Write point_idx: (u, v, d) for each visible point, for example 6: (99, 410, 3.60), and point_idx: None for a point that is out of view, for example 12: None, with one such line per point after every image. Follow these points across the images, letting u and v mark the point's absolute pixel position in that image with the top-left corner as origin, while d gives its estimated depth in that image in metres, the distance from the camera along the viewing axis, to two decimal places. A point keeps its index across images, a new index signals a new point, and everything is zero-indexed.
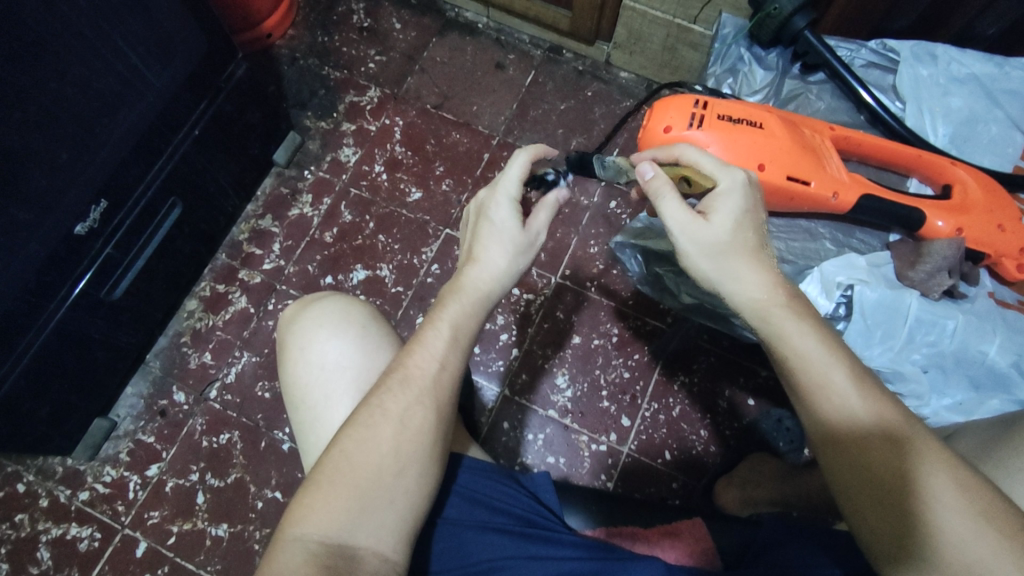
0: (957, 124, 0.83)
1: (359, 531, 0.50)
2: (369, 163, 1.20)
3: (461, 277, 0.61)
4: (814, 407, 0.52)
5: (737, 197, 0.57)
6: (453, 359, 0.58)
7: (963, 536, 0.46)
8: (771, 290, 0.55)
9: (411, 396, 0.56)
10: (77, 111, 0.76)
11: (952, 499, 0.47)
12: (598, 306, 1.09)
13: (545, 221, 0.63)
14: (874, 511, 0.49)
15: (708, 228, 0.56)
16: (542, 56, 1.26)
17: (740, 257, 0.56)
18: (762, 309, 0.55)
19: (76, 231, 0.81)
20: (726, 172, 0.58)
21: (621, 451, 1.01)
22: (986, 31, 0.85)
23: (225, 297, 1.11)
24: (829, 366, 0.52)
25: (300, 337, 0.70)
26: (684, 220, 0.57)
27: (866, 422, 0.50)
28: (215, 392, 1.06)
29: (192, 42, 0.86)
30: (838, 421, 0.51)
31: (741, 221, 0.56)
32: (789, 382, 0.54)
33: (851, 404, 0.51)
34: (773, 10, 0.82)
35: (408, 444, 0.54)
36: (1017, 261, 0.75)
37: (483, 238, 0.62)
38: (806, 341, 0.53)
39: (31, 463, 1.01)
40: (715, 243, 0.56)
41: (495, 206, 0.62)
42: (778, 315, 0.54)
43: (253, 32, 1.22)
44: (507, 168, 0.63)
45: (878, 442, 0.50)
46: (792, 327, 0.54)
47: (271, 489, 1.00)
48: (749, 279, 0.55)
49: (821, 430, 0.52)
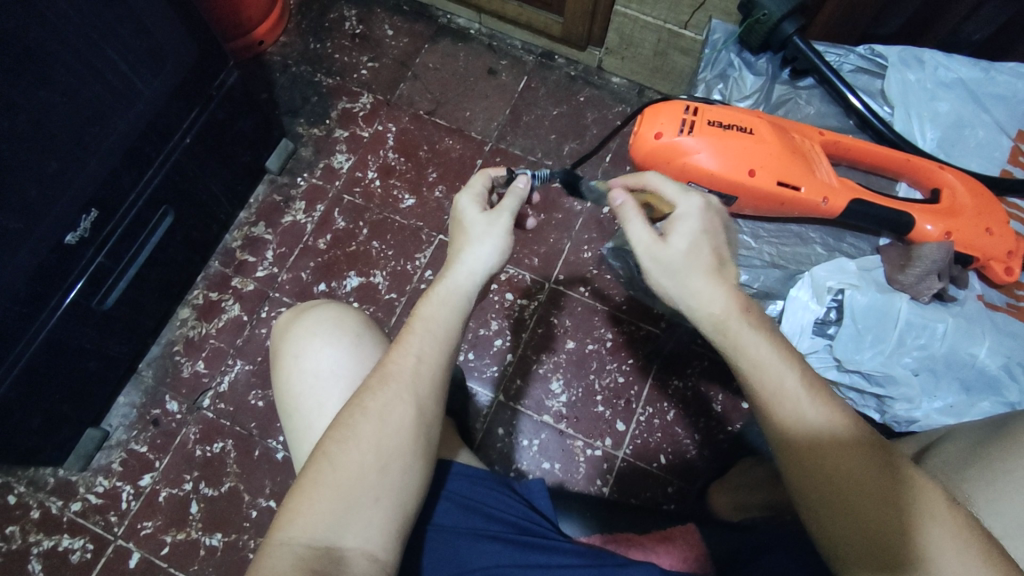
0: (944, 128, 0.84)
1: (345, 531, 0.50)
2: (362, 170, 1.20)
3: (442, 279, 0.61)
4: (780, 424, 0.51)
5: (693, 216, 0.58)
6: (430, 351, 0.57)
7: (945, 555, 0.45)
8: (732, 307, 0.55)
9: (390, 391, 0.55)
10: (65, 119, 0.76)
11: (931, 516, 0.46)
12: (592, 310, 1.09)
13: (511, 206, 0.65)
14: (849, 533, 0.47)
15: (665, 250, 0.57)
16: (534, 62, 1.27)
17: (698, 275, 0.56)
18: (719, 322, 0.55)
19: (66, 240, 0.81)
20: (683, 198, 0.59)
21: (616, 456, 1.01)
22: (971, 36, 0.86)
23: (218, 305, 1.11)
24: (793, 380, 0.51)
25: (295, 345, 0.70)
26: (646, 241, 0.58)
27: (835, 437, 0.50)
28: (208, 401, 1.05)
29: (182, 50, 0.86)
30: (805, 436, 0.50)
31: (697, 244, 0.57)
32: (755, 397, 0.53)
33: (819, 420, 0.50)
34: (762, 16, 0.83)
35: (388, 440, 0.53)
36: (1006, 264, 0.75)
37: (467, 228, 0.64)
38: (767, 356, 0.52)
39: (22, 475, 1.00)
40: (676, 261, 0.57)
41: (463, 205, 0.65)
42: (736, 327, 0.54)
43: (244, 39, 1.22)
44: (470, 179, 0.68)
45: (848, 458, 0.49)
46: (756, 341, 0.53)
47: (265, 498, 0.99)
48: (706, 294, 0.55)
49: (790, 448, 0.51)
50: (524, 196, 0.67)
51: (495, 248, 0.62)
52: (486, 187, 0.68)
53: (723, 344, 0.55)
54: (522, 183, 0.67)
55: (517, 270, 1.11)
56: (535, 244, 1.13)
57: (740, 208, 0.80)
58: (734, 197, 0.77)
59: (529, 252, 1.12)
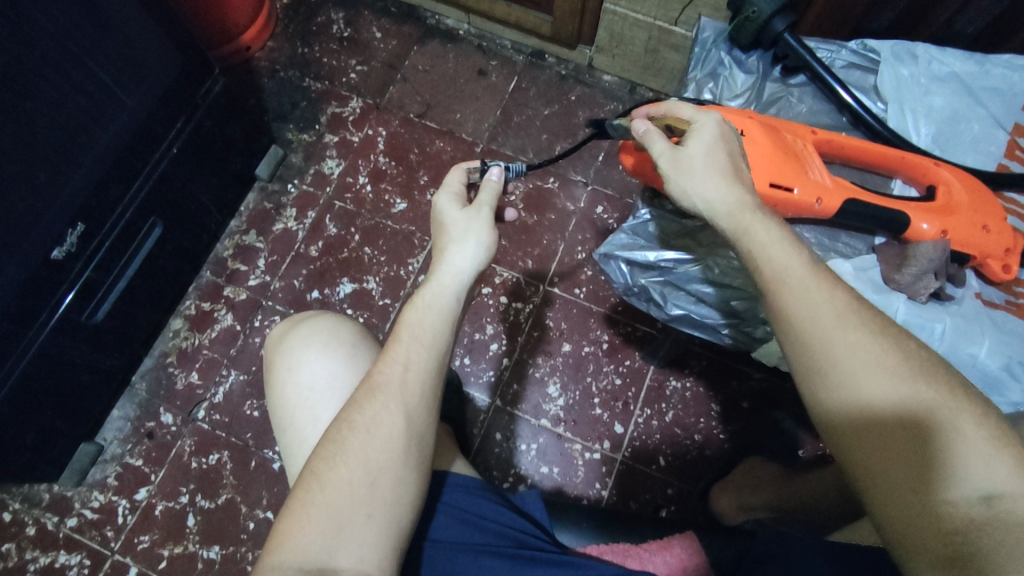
0: (939, 123, 0.82)
1: (338, 551, 0.49)
2: (353, 175, 1.19)
3: (425, 288, 0.60)
4: (797, 322, 0.51)
5: (711, 124, 0.60)
6: (416, 358, 0.56)
7: (971, 457, 0.45)
8: (746, 201, 0.57)
9: (377, 404, 0.54)
10: (49, 133, 0.74)
11: (958, 419, 0.46)
12: (588, 312, 1.08)
13: (490, 200, 0.64)
14: (875, 446, 0.47)
15: (684, 153, 0.60)
16: (524, 62, 1.25)
17: (713, 173, 0.58)
18: (733, 211, 0.56)
19: (53, 255, 0.79)
20: (701, 115, 0.62)
21: (615, 459, 1.00)
22: (965, 29, 0.84)
23: (211, 315, 1.10)
24: (813, 288, 0.51)
25: (288, 357, 0.69)
26: (666, 151, 0.61)
27: (861, 347, 0.49)
28: (203, 412, 1.04)
29: (165, 59, 0.84)
30: (828, 349, 0.49)
31: (712, 149, 0.59)
32: (775, 309, 0.52)
33: (844, 331, 0.49)
34: (751, 13, 0.82)
35: (376, 455, 0.52)
36: (1002, 261, 0.74)
37: (449, 230, 0.62)
38: (780, 249, 0.54)
39: (17, 491, 0.99)
40: (693, 161, 0.59)
41: (443, 205, 0.65)
42: (750, 216, 0.56)
43: (230, 45, 1.21)
44: (445, 177, 0.68)
45: (876, 368, 0.48)
46: (775, 249, 0.53)
47: (263, 509, 0.99)
48: (718, 190, 0.57)
49: (816, 362, 0.50)
50: (500, 187, 0.66)
51: (479, 243, 0.61)
52: (463, 183, 0.67)
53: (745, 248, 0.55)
54: (495, 175, 0.66)
55: (511, 273, 1.10)
56: (529, 246, 1.12)
57: None
58: None
59: (523, 254, 1.12)
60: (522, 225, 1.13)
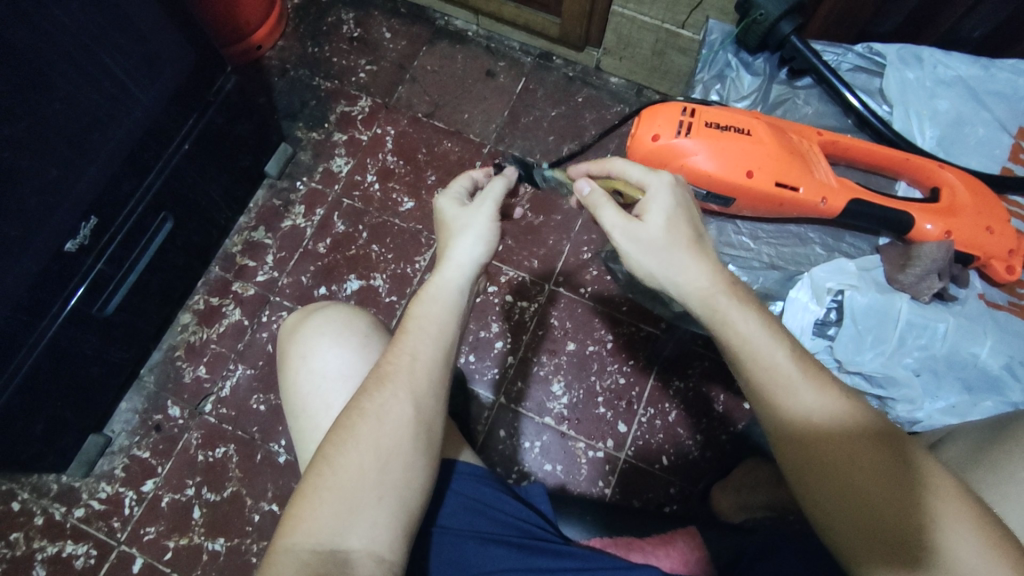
0: (944, 126, 0.84)
1: (350, 533, 0.49)
2: (361, 173, 1.20)
3: (432, 278, 0.61)
4: (780, 409, 0.50)
5: (662, 192, 0.58)
6: (424, 348, 0.57)
7: (958, 544, 0.44)
8: (718, 287, 0.54)
9: (386, 391, 0.55)
10: (64, 128, 0.76)
11: (948, 518, 0.45)
12: (592, 312, 1.09)
13: (494, 196, 0.65)
14: (879, 559, 0.45)
15: (645, 232, 0.57)
16: (532, 63, 1.27)
17: (681, 252, 0.56)
18: (707, 298, 0.54)
19: (66, 248, 0.80)
20: (652, 178, 0.59)
21: (618, 457, 1.01)
22: (971, 33, 0.85)
23: (219, 310, 1.11)
24: (797, 378, 0.50)
25: (302, 345, 0.70)
26: (620, 223, 0.58)
27: (852, 443, 0.47)
28: (210, 406, 1.05)
29: (178, 56, 0.86)
30: (818, 438, 0.48)
31: (672, 222, 0.56)
32: (756, 395, 0.51)
33: (833, 423, 0.48)
34: (759, 16, 0.83)
35: (387, 440, 0.53)
36: (1006, 262, 0.75)
37: (457, 224, 0.63)
38: (756, 331, 0.52)
39: (25, 481, 1.00)
40: (653, 239, 0.56)
41: (443, 206, 0.66)
42: (723, 302, 0.54)
43: (242, 43, 1.22)
44: (452, 182, 0.69)
45: (865, 461, 0.47)
46: (761, 343, 0.51)
47: (268, 502, 1.00)
48: (693, 270, 0.55)
49: (802, 459, 0.49)
50: (508, 186, 0.67)
51: (479, 237, 0.62)
52: (468, 188, 0.69)
53: (722, 338, 0.53)
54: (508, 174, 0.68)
55: (516, 272, 1.11)
56: (535, 246, 1.13)
57: (739, 209, 0.80)
58: (733, 198, 0.78)
59: (528, 254, 1.12)
60: (528, 225, 1.14)
